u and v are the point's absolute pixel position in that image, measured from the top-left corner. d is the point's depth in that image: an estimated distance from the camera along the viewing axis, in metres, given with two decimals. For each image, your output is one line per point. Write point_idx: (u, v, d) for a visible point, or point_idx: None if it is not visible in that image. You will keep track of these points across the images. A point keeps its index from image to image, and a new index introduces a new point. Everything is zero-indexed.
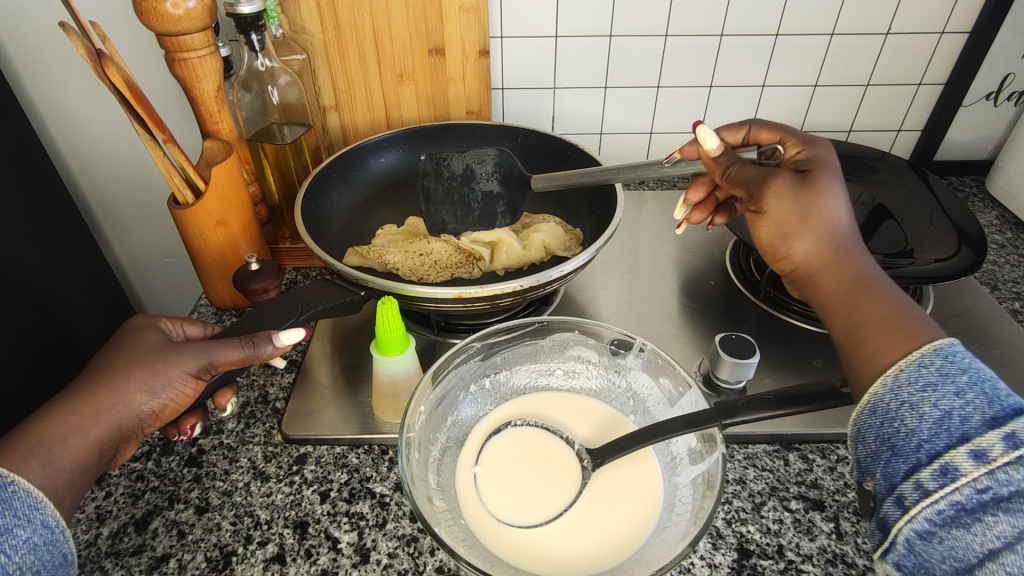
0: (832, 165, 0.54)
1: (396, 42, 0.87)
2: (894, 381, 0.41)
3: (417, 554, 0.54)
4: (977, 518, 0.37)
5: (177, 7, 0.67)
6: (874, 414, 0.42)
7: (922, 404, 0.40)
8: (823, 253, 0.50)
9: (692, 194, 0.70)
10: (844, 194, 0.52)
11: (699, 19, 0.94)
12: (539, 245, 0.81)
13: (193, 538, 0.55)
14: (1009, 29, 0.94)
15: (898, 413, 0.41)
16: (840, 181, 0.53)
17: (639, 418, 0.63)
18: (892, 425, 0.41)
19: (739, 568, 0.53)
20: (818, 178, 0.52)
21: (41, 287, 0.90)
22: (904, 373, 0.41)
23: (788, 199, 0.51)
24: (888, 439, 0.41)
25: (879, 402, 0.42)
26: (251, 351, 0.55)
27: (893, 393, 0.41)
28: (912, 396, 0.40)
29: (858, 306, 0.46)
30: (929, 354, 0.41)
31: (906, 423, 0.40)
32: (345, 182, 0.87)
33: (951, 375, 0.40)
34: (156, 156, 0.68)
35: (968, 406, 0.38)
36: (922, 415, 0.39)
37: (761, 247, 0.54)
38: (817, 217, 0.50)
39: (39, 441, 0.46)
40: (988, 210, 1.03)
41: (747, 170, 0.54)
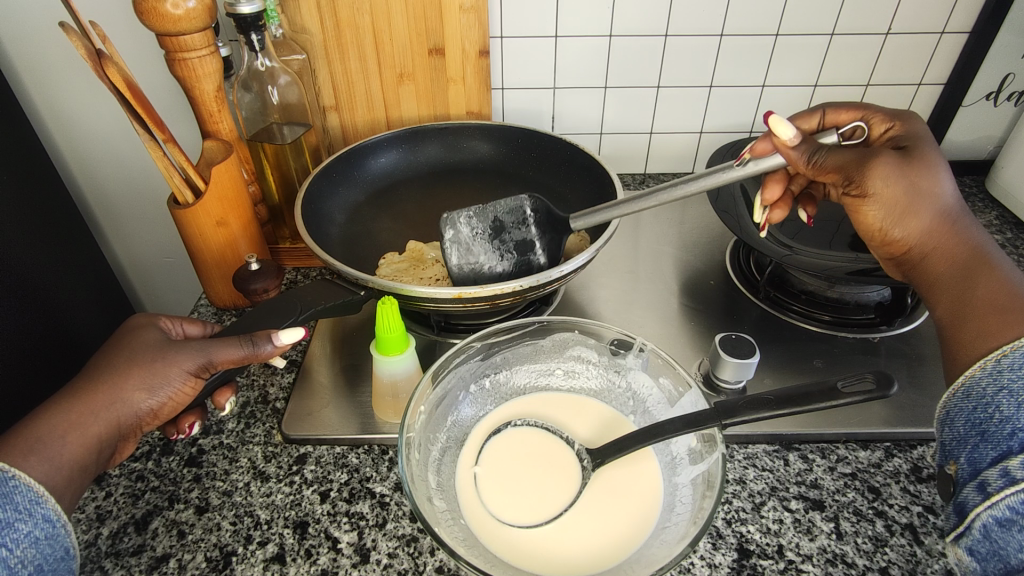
0: (930, 142, 0.56)
1: (396, 42, 0.87)
2: (994, 367, 0.44)
3: (417, 554, 0.54)
4: None
5: (177, 7, 0.67)
6: (968, 398, 0.45)
7: (1020, 392, 0.42)
8: (938, 230, 0.52)
9: (770, 194, 0.70)
10: (949, 171, 0.54)
11: (699, 19, 0.94)
12: None
13: (193, 538, 0.55)
14: (1009, 29, 0.94)
15: (994, 399, 0.44)
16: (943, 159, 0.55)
17: (639, 418, 0.63)
18: (985, 410, 0.44)
19: (739, 568, 0.53)
20: (921, 157, 0.54)
21: (41, 286, 0.90)
22: (1007, 359, 0.44)
23: (900, 177, 0.52)
24: (980, 424, 0.44)
25: (975, 386, 0.45)
26: (250, 350, 0.55)
27: (992, 379, 0.44)
28: (1012, 384, 0.43)
29: (974, 282, 0.49)
30: None
31: (1001, 409, 0.43)
32: (345, 182, 0.87)
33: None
34: (155, 156, 0.68)
35: None
36: (1020, 403, 0.42)
37: (864, 227, 0.57)
38: (929, 194, 0.52)
39: (38, 438, 0.46)
40: (988, 210, 1.03)
41: (837, 156, 0.54)
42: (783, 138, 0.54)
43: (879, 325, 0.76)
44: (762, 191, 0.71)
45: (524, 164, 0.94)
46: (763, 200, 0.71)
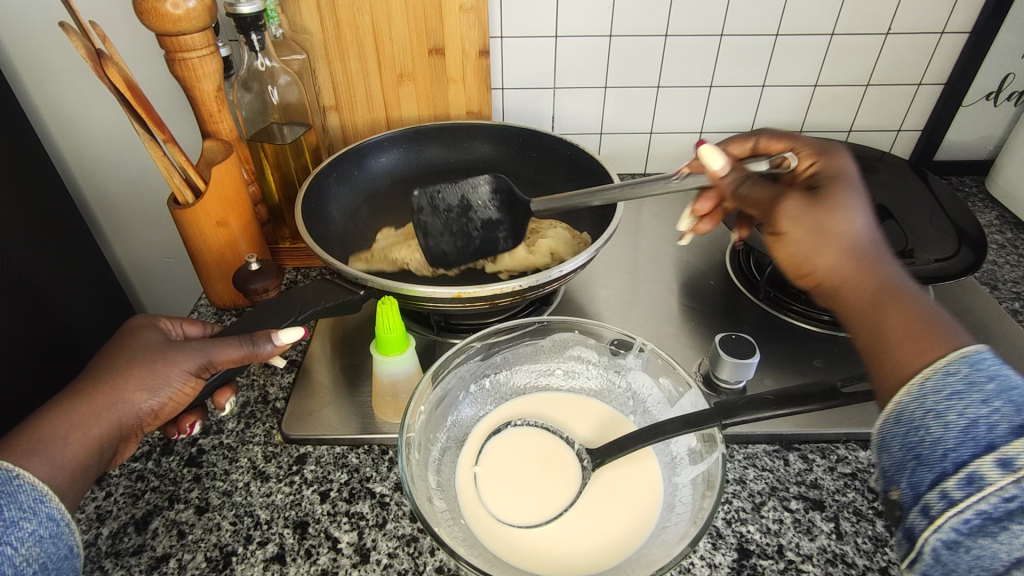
0: (848, 172, 0.51)
1: (396, 42, 0.87)
2: (919, 391, 0.38)
3: (417, 554, 0.54)
4: (1004, 527, 0.33)
5: (177, 7, 0.67)
6: (899, 423, 0.39)
7: (947, 412, 0.37)
8: (844, 267, 0.46)
9: (700, 204, 0.65)
10: (865, 201, 0.48)
11: (699, 19, 0.94)
12: (545, 250, 0.80)
13: (193, 538, 0.55)
14: (1009, 29, 0.94)
15: (923, 422, 0.37)
16: (858, 192, 0.49)
17: (639, 418, 0.63)
18: (916, 433, 0.38)
19: (739, 568, 0.53)
20: (836, 191, 0.48)
21: (41, 286, 0.90)
22: (930, 381, 0.38)
23: (805, 218, 0.47)
24: (913, 447, 0.37)
25: (904, 409, 0.39)
26: (250, 350, 0.55)
27: (919, 402, 0.38)
28: (937, 405, 0.37)
29: (882, 313, 0.43)
30: (956, 362, 0.38)
31: (931, 430, 0.37)
32: (345, 182, 0.88)
33: (979, 383, 0.36)
34: (155, 156, 0.68)
35: (995, 414, 0.35)
36: (948, 423, 0.36)
37: (783, 270, 0.51)
38: (837, 233, 0.46)
39: (39, 439, 0.46)
40: (988, 210, 1.03)
41: (758, 188, 0.51)
42: (712, 168, 0.54)
43: None
44: (692, 202, 0.65)
45: (525, 164, 0.94)
46: (693, 210, 0.65)
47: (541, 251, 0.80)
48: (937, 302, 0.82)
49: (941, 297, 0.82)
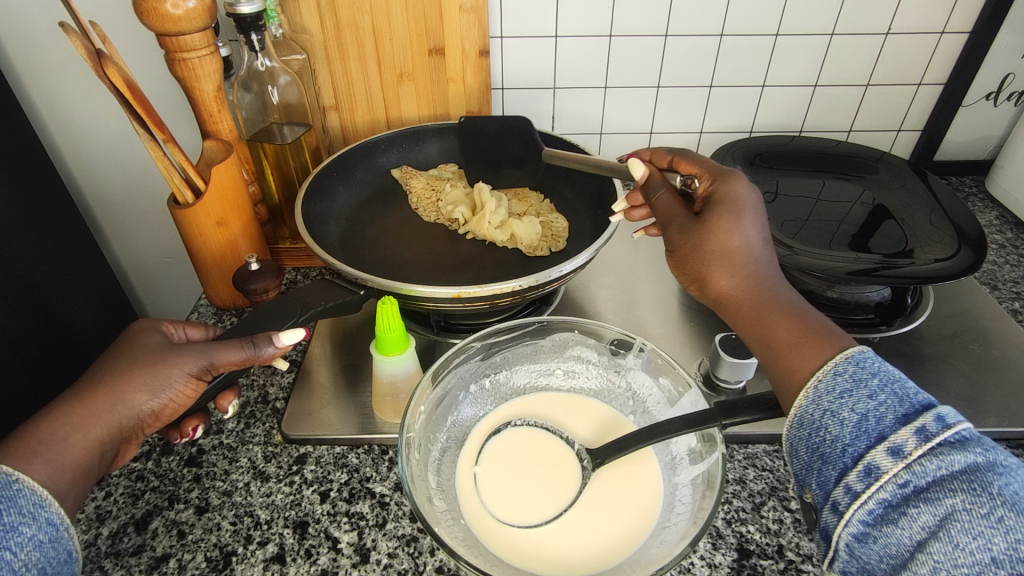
0: (731, 192, 0.55)
1: (396, 42, 0.87)
2: (815, 393, 0.43)
3: (417, 554, 0.54)
4: (903, 512, 0.38)
5: (177, 7, 0.67)
6: (802, 426, 0.43)
7: (841, 410, 0.41)
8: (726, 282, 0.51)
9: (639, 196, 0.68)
10: (752, 217, 0.53)
11: (699, 19, 0.94)
12: (507, 232, 0.83)
13: (193, 538, 0.55)
14: (1009, 29, 0.94)
15: (822, 422, 0.42)
16: (745, 210, 0.53)
17: (639, 418, 0.63)
18: (818, 433, 0.42)
19: (738, 569, 0.53)
20: (721, 211, 0.53)
21: (41, 286, 0.90)
22: (822, 383, 0.43)
23: (688, 238, 0.53)
24: (818, 449, 0.42)
25: (804, 413, 0.43)
26: (251, 352, 0.54)
27: (815, 404, 0.43)
28: (832, 404, 0.42)
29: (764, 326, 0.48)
30: (842, 362, 0.43)
31: (829, 430, 0.42)
32: (344, 182, 0.88)
33: (864, 380, 0.41)
34: (156, 157, 0.68)
35: (882, 407, 0.40)
36: (843, 420, 0.41)
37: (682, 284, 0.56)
38: (719, 251, 0.51)
39: (40, 441, 0.46)
40: (988, 210, 1.03)
41: (665, 201, 0.57)
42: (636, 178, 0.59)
43: (879, 325, 0.76)
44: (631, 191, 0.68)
45: None
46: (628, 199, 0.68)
47: (504, 229, 0.83)
48: (937, 302, 0.82)
49: (941, 297, 0.82)
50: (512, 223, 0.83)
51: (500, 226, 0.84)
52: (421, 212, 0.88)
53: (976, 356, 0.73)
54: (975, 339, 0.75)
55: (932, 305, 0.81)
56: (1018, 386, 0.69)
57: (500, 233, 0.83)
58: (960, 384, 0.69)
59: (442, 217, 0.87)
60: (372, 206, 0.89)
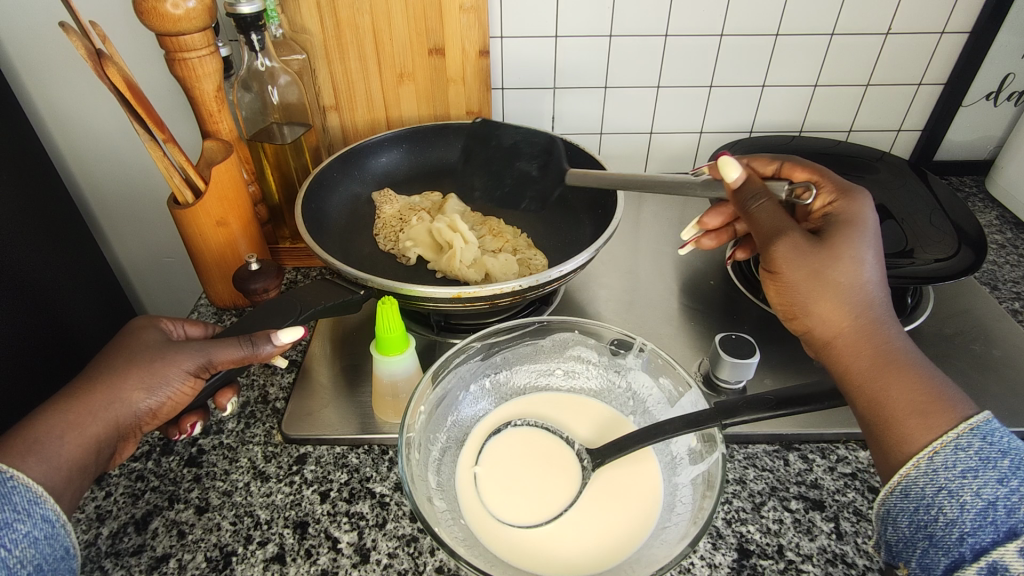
0: (860, 224, 0.53)
1: (396, 42, 0.87)
2: (929, 465, 0.42)
3: (417, 554, 0.54)
4: None
5: (177, 7, 0.67)
6: (908, 498, 0.42)
7: (962, 492, 0.40)
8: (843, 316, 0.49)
9: (708, 218, 0.71)
10: (874, 250, 0.51)
11: (700, 19, 0.94)
12: (479, 270, 0.77)
13: (193, 538, 0.55)
14: (1009, 29, 0.94)
15: (936, 500, 0.41)
16: (869, 241, 0.51)
17: (639, 418, 0.63)
18: (929, 512, 0.41)
19: (739, 569, 0.53)
20: (846, 237, 0.51)
21: (41, 286, 0.90)
22: (940, 457, 0.41)
23: (806, 261, 0.50)
24: (925, 527, 0.42)
25: (913, 485, 0.42)
26: (250, 350, 0.54)
27: (929, 478, 0.42)
28: (952, 484, 0.41)
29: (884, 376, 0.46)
30: (966, 435, 0.41)
31: (945, 512, 0.41)
32: (345, 182, 0.88)
33: (992, 460, 0.41)
34: (155, 156, 0.68)
35: (1013, 496, 0.39)
36: (963, 504, 0.40)
37: (784, 305, 0.53)
38: (841, 282, 0.49)
39: (37, 439, 0.46)
40: (988, 210, 1.03)
41: (767, 211, 0.53)
42: (729, 181, 0.55)
43: None
44: (703, 214, 0.71)
45: None
46: (700, 223, 0.71)
47: (476, 267, 0.78)
48: (937, 302, 0.82)
49: (941, 297, 0.82)
50: (485, 262, 0.78)
51: (472, 264, 0.78)
52: (379, 239, 0.83)
53: (977, 356, 0.73)
54: (975, 338, 0.75)
55: (932, 305, 0.81)
56: (1019, 386, 0.69)
57: (473, 273, 0.77)
58: (960, 384, 0.69)
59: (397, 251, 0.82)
60: (372, 206, 0.89)
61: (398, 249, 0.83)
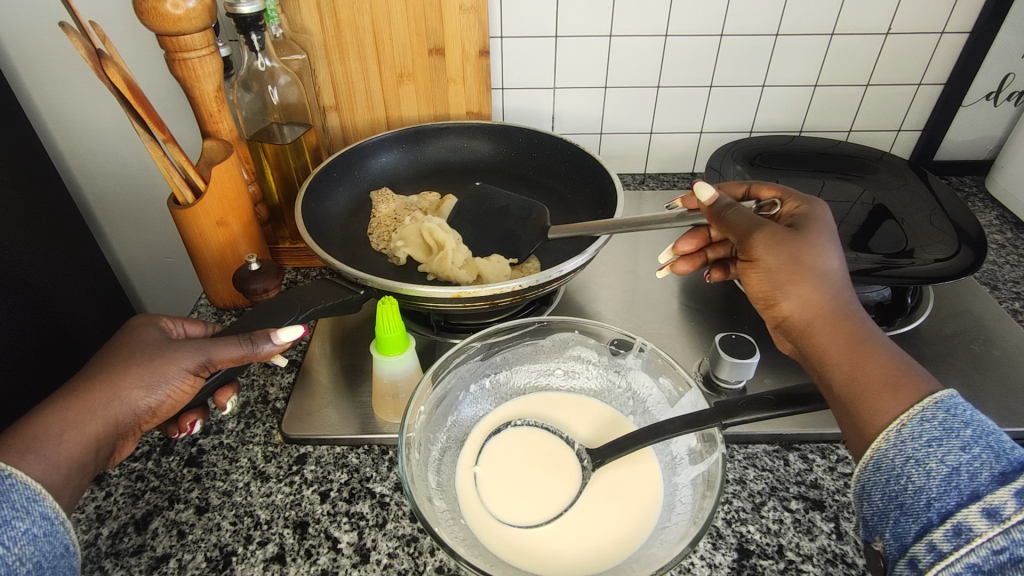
0: (827, 220, 0.55)
1: (396, 43, 0.87)
2: (898, 437, 0.42)
3: (417, 554, 0.54)
4: None
5: (177, 7, 0.67)
6: (879, 470, 0.42)
7: (928, 460, 0.40)
8: (819, 301, 0.49)
9: (680, 242, 0.69)
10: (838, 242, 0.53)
11: (700, 19, 0.94)
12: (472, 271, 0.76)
13: (193, 538, 0.55)
14: (1009, 29, 0.94)
15: (904, 470, 0.41)
16: (835, 237, 0.53)
17: (639, 418, 0.63)
18: (899, 482, 0.41)
19: (739, 568, 0.53)
20: (814, 230, 0.53)
21: (41, 285, 0.90)
22: (907, 428, 0.42)
23: (779, 249, 0.52)
24: (896, 497, 0.41)
25: (883, 457, 0.42)
26: (249, 349, 0.54)
27: (897, 449, 0.42)
28: (918, 452, 0.41)
29: (859, 356, 0.46)
30: (931, 408, 0.42)
31: (913, 480, 0.40)
32: (345, 183, 0.88)
33: (955, 429, 0.40)
34: (155, 156, 0.68)
35: (976, 461, 0.39)
36: (929, 471, 0.40)
37: (767, 301, 0.53)
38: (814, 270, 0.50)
39: (35, 437, 0.46)
40: (988, 210, 1.03)
41: (739, 215, 0.56)
42: (703, 201, 0.59)
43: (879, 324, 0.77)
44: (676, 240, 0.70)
45: (525, 164, 0.95)
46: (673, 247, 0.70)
47: (469, 268, 0.76)
48: (937, 302, 0.81)
49: (941, 297, 0.82)
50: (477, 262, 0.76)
51: (465, 265, 0.77)
52: (372, 238, 0.83)
53: (976, 356, 0.73)
54: (975, 338, 0.75)
55: (932, 305, 0.81)
56: (1019, 386, 0.69)
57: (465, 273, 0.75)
58: (960, 383, 0.69)
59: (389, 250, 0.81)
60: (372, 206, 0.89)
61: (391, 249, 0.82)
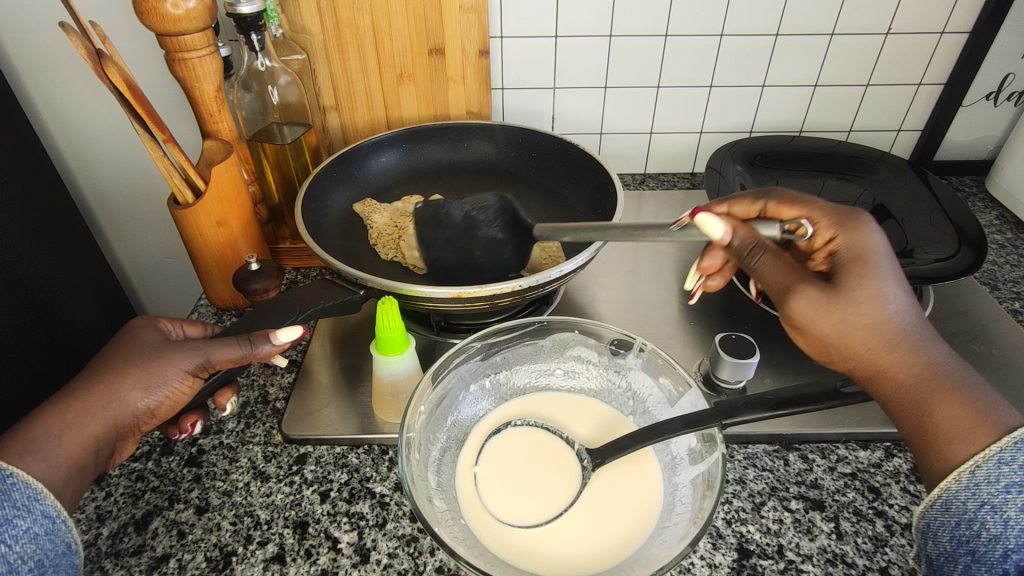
0: (871, 256, 0.49)
1: (396, 42, 0.87)
2: (971, 479, 0.41)
3: (417, 554, 0.54)
4: None
5: (177, 7, 0.67)
6: (948, 512, 0.42)
7: (1006, 507, 0.40)
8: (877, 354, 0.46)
9: (708, 261, 0.63)
10: (895, 283, 0.47)
11: (700, 20, 0.94)
12: None
13: (193, 538, 0.55)
14: (1009, 29, 0.94)
15: (978, 515, 0.41)
16: (887, 272, 0.48)
17: (639, 418, 0.63)
18: (971, 527, 0.41)
19: (739, 568, 0.53)
20: (859, 274, 0.48)
21: (41, 285, 0.90)
22: (982, 471, 0.41)
23: (823, 316, 0.47)
24: (967, 542, 0.41)
25: (953, 499, 0.42)
26: (248, 350, 0.54)
27: (971, 493, 0.41)
28: (994, 498, 0.40)
29: (930, 402, 0.44)
30: (1009, 449, 0.40)
31: (988, 527, 0.40)
32: (344, 183, 0.88)
33: None
34: (155, 156, 0.68)
35: None
36: (1007, 519, 0.40)
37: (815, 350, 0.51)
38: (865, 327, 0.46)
39: (35, 438, 0.46)
40: (988, 210, 1.03)
41: (768, 267, 0.50)
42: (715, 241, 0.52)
43: None
44: (700, 258, 0.64)
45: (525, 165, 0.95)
46: (700, 267, 0.64)
47: None
48: (938, 302, 0.82)
49: (941, 297, 0.82)
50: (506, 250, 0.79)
51: None
52: (378, 249, 0.82)
53: (976, 355, 0.73)
54: (975, 338, 0.75)
55: (932, 305, 0.81)
56: (1019, 386, 0.69)
57: None
58: None
59: (404, 261, 0.80)
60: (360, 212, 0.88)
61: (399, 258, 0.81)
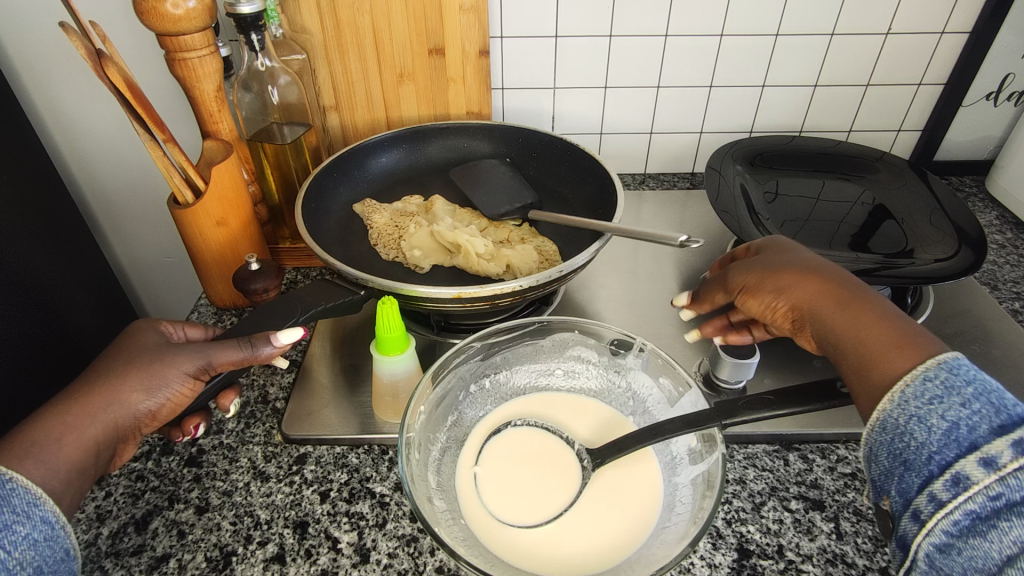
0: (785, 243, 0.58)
1: (396, 42, 0.87)
2: (901, 397, 0.41)
3: (417, 554, 0.54)
4: (992, 525, 0.36)
5: (177, 7, 0.67)
6: (884, 430, 0.42)
7: (930, 416, 0.40)
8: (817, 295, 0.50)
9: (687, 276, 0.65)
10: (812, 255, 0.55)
11: (699, 19, 0.94)
12: (502, 261, 0.77)
13: (193, 538, 0.55)
14: (1009, 29, 0.94)
15: (907, 427, 0.40)
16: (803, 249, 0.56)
17: (639, 418, 0.63)
18: (903, 439, 0.41)
19: (739, 568, 0.53)
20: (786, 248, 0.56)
21: (42, 285, 0.90)
22: (910, 389, 0.41)
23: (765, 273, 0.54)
24: (900, 454, 0.41)
25: (888, 418, 0.42)
26: (249, 352, 0.54)
27: (901, 409, 0.41)
28: (920, 410, 0.40)
29: (867, 324, 0.46)
30: (934, 368, 0.41)
31: (914, 437, 0.40)
32: (344, 183, 0.88)
33: (957, 387, 0.40)
34: (155, 156, 0.68)
35: (976, 415, 0.38)
36: (931, 427, 0.39)
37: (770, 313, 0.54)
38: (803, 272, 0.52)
39: (34, 441, 0.46)
40: (988, 210, 1.03)
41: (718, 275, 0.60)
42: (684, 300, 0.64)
43: None
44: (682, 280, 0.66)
45: (525, 164, 0.95)
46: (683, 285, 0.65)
47: (498, 261, 0.77)
48: (938, 302, 0.82)
49: (941, 297, 0.82)
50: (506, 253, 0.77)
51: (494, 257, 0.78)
52: (379, 250, 0.82)
53: (976, 356, 0.73)
54: (974, 338, 0.75)
55: (932, 305, 0.80)
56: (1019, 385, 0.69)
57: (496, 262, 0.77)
58: None
59: (404, 260, 0.80)
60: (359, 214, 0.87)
61: (399, 258, 0.81)
